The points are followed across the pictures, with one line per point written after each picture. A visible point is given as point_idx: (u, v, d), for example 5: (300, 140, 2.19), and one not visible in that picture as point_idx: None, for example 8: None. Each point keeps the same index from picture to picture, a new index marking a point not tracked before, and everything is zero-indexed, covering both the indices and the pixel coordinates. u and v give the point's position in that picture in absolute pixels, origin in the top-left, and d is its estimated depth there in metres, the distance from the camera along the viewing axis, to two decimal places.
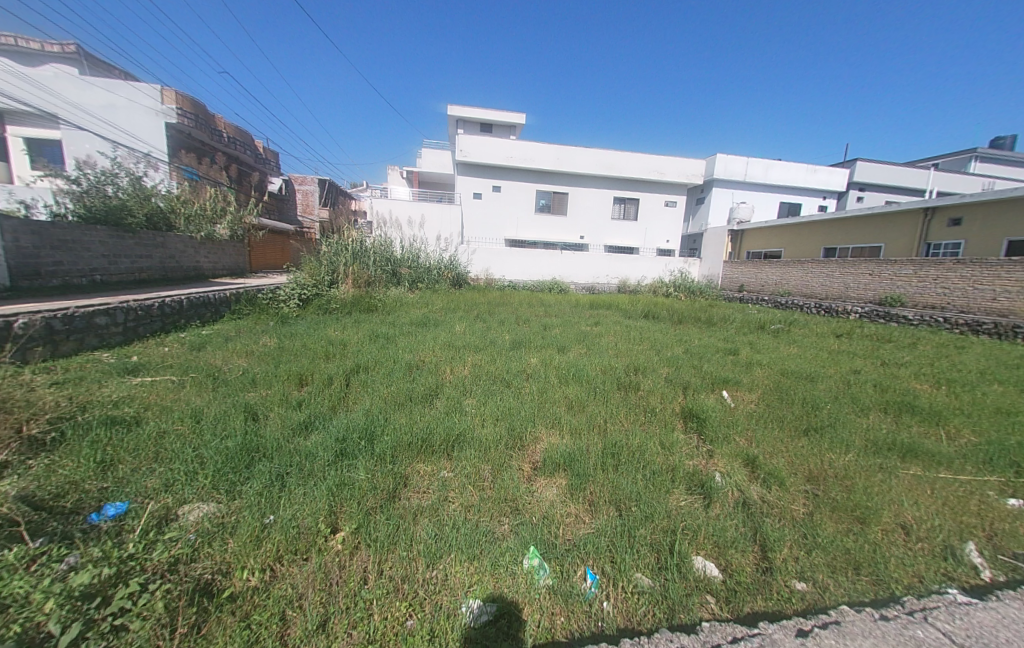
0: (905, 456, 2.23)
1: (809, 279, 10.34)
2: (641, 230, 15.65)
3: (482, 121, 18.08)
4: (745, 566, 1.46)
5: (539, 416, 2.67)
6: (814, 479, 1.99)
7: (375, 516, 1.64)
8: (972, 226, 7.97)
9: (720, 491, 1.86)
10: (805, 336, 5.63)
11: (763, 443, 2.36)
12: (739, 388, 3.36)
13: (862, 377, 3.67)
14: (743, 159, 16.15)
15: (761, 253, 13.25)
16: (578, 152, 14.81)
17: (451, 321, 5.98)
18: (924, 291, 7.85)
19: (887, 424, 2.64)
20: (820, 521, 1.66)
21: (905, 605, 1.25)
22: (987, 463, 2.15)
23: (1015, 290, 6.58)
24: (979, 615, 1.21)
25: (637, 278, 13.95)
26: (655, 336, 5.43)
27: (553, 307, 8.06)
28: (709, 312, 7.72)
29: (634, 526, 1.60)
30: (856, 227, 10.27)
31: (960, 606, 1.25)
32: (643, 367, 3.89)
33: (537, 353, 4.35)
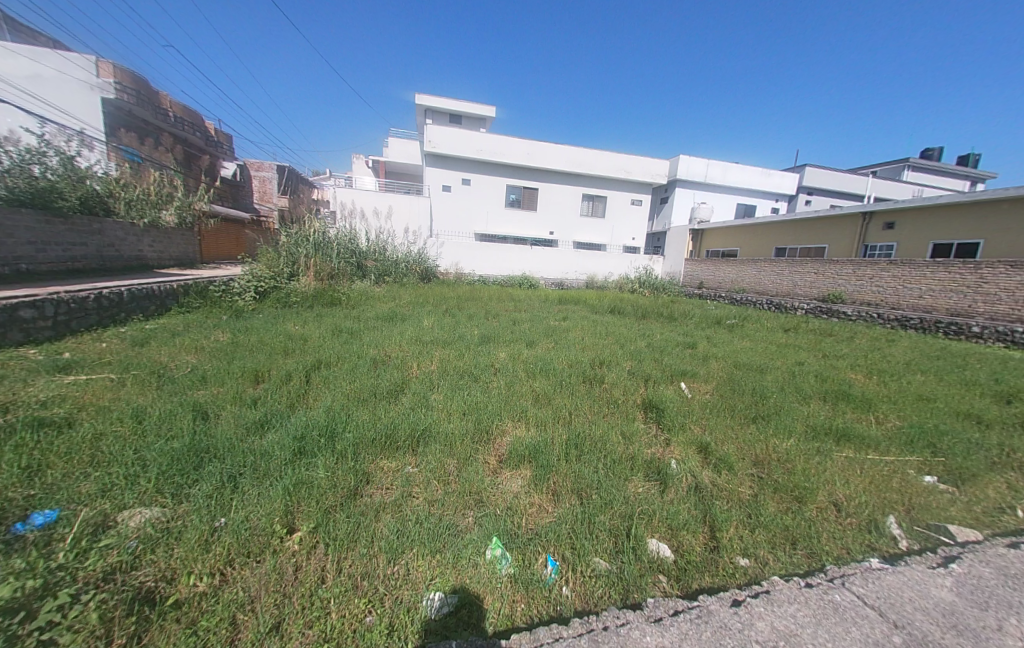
0: (841, 441, 2.44)
1: (761, 278, 11.00)
2: (608, 228, 16.03)
3: (451, 112, 17.75)
4: (695, 546, 1.56)
5: (506, 410, 2.69)
6: (761, 464, 2.14)
7: (335, 515, 1.59)
8: (904, 229, 8.79)
9: (675, 477, 1.96)
10: (756, 331, 5.99)
11: (715, 431, 2.51)
12: (696, 380, 3.55)
13: (805, 368, 3.95)
14: (704, 161, 16.85)
15: (719, 252, 13.94)
16: (549, 148, 14.91)
17: (419, 315, 5.86)
18: (861, 289, 8.56)
19: (825, 411, 2.87)
20: (763, 501, 1.80)
21: (826, 573, 1.36)
22: (909, 445, 2.39)
23: (937, 288, 7.32)
24: (889, 577, 1.32)
25: (605, 274, 14.28)
26: (620, 331, 5.59)
27: (522, 302, 8.08)
28: (672, 308, 8.03)
29: (595, 514, 1.65)
30: (804, 229, 11.02)
31: (874, 571, 1.36)
32: (607, 361, 4.00)
33: (505, 348, 4.35)
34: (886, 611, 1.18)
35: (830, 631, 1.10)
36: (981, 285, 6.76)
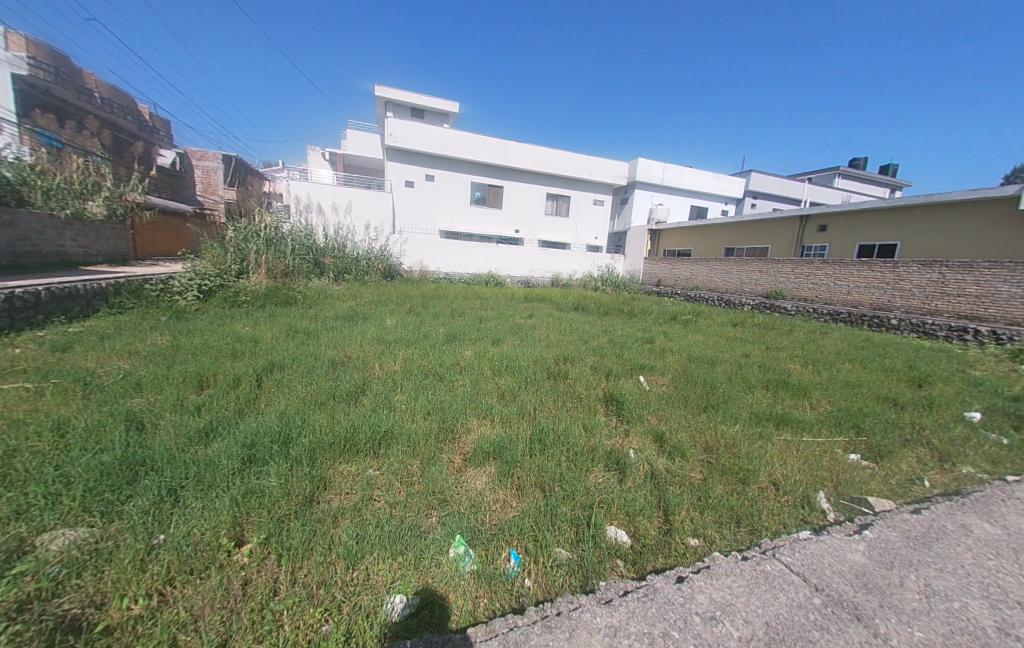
0: (780, 425, 2.66)
1: (713, 275, 11.68)
2: (572, 227, 16.37)
3: (413, 106, 17.34)
4: (651, 530, 1.64)
5: (471, 408, 2.68)
6: (710, 449, 2.29)
7: (289, 523, 1.52)
8: (835, 232, 9.67)
9: (633, 466, 2.06)
10: (708, 326, 6.35)
11: (670, 420, 2.66)
12: (654, 373, 3.72)
13: (750, 359, 4.26)
14: (661, 164, 17.60)
15: (675, 251, 14.63)
16: (512, 146, 14.97)
17: (381, 314, 5.70)
18: (799, 286, 9.31)
19: (767, 399, 3.12)
20: (711, 485, 1.92)
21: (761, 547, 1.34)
22: (837, 427, 2.65)
23: (862, 285, 8.10)
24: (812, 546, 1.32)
25: (569, 272, 14.56)
26: (583, 328, 5.73)
27: (488, 300, 8.07)
28: (632, 305, 8.35)
29: (557, 506, 1.69)
30: (750, 230, 11.82)
31: (801, 541, 1.37)
32: (571, 357, 4.10)
33: (471, 347, 4.32)
34: (813, 572, 1.21)
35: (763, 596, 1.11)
36: (898, 282, 7.56)
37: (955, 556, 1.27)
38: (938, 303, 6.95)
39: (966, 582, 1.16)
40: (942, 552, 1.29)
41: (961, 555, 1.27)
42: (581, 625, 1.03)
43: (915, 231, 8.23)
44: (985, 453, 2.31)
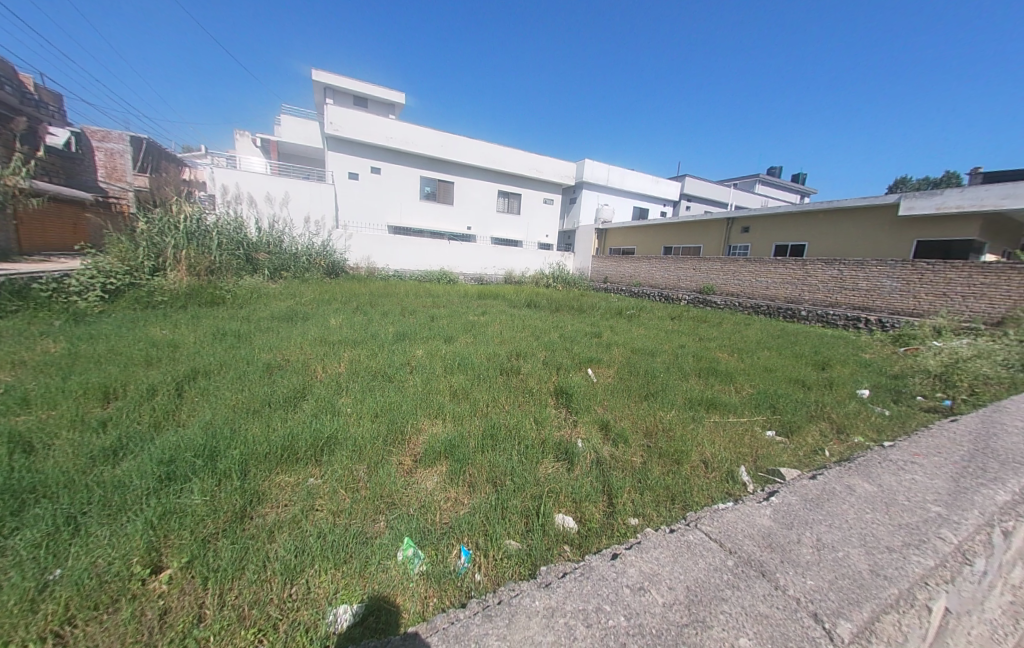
0: (710, 408, 2.92)
1: (653, 272, 12.38)
2: (523, 225, 16.58)
3: (356, 95, 16.47)
4: (596, 514, 1.72)
5: (421, 408, 2.62)
6: (650, 434, 2.46)
7: (216, 544, 1.40)
8: (756, 233, 10.70)
9: (580, 455, 2.15)
10: (650, 320, 6.75)
11: (615, 409, 2.80)
12: (601, 365, 3.89)
13: (686, 350, 4.62)
14: (606, 166, 18.36)
15: (620, 250, 15.36)
16: (462, 142, 14.80)
17: (324, 314, 5.38)
18: (727, 282, 10.18)
19: (699, 385, 3.41)
20: (650, 466, 2.07)
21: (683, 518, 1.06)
22: (757, 407, 2.96)
23: (779, 280, 9.05)
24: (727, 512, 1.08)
25: (521, 270, 14.73)
26: (535, 324, 5.84)
27: (440, 298, 7.90)
28: (581, 301, 8.63)
29: (508, 499, 1.72)
30: (686, 230, 12.71)
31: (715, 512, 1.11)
32: (523, 352, 4.17)
33: (422, 345, 4.22)
34: (713, 522, 0.96)
35: (683, 555, 0.83)
36: (807, 277, 8.54)
37: (834, 486, 1.14)
38: (838, 296, 7.98)
39: (843, 525, 0.96)
40: (820, 484, 1.15)
41: (835, 489, 1.12)
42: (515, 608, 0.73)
43: (820, 232, 9.37)
44: (870, 423, 2.71)
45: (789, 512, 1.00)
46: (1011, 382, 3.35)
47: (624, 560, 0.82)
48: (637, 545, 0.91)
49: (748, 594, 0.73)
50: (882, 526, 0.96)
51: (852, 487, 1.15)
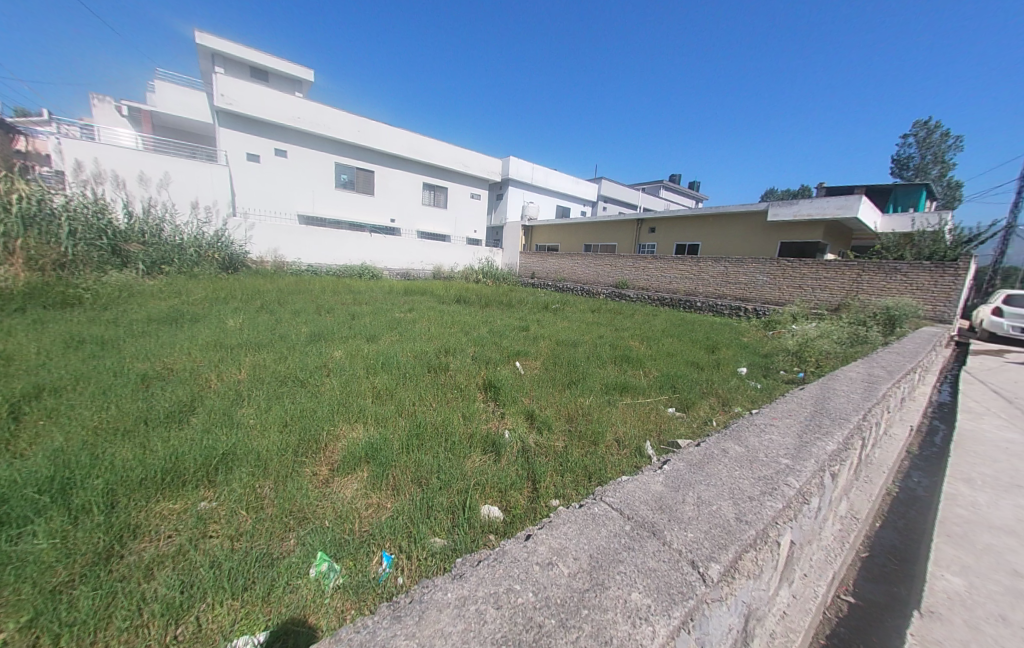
0: (623, 392, 3.19)
1: (575, 268, 13.06)
2: (450, 219, 16.33)
3: (254, 66, 14.61)
4: (521, 500, 1.76)
5: (339, 413, 2.44)
6: (572, 419, 2.62)
7: (71, 594, 1.16)
8: (662, 233, 11.89)
9: (506, 446, 2.20)
10: (573, 313, 7.13)
11: (540, 399, 2.92)
12: (528, 358, 4.02)
13: (604, 339, 4.98)
14: (530, 164, 18.87)
15: (546, 246, 15.94)
16: (382, 129, 14.04)
17: (221, 315, 4.71)
18: (638, 276, 11.15)
19: (615, 371, 3.71)
20: (570, 450, 2.20)
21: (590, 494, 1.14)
22: (662, 387, 3.31)
23: (680, 275, 10.17)
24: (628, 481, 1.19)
25: (450, 265, 14.48)
26: (463, 320, 5.78)
27: (363, 294, 7.43)
28: (510, 296, 8.77)
29: (433, 497, 1.70)
30: (603, 229, 13.63)
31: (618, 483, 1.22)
32: (452, 348, 4.11)
33: (341, 346, 3.94)
34: (617, 492, 1.07)
35: (588, 525, 0.90)
36: (702, 272, 9.72)
37: (714, 450, 1.33)
38: (724, 289, 9.25)
39: (718, 482, 1.12)
40: (703, 449, 1.34)
41: (714, 452, 1.31)
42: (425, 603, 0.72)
43: (711, 234, 10.74)
44: (746, 395, 3.21)
45: (677, 476, 1.15)
46: (842, 356, 4.22)
47: (536, 539, 0.86)
48: (552, 522, 0.97)
49: (640, 554, 0.81)
50: (744, 478, 1.15)
51: (725, 448, 1.35)
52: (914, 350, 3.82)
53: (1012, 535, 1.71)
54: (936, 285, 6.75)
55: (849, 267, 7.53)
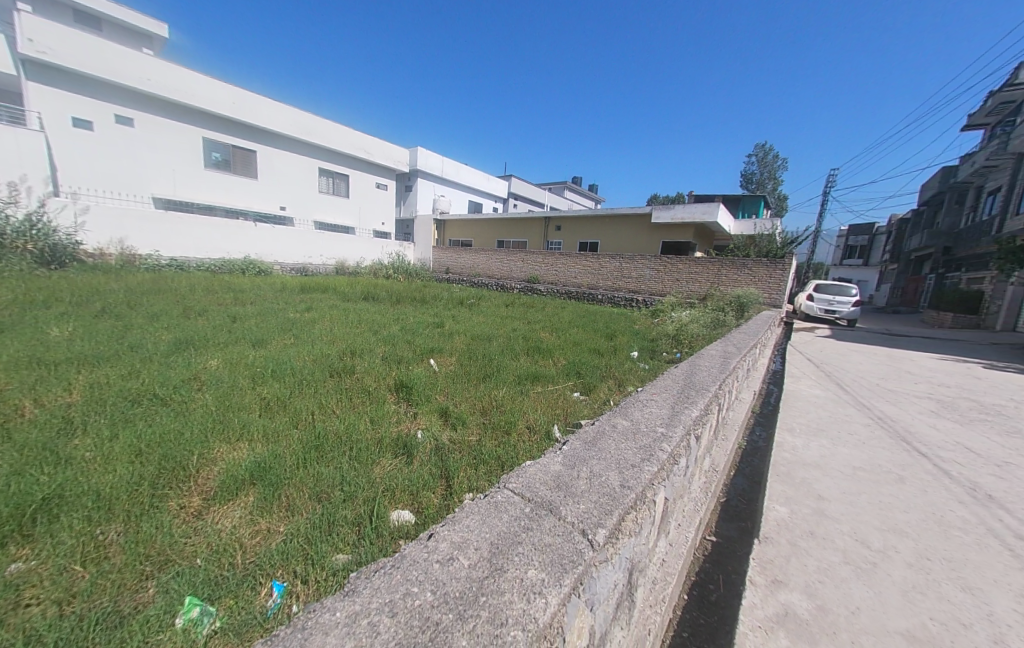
0: (534, 381, 3.33)
1: (488, 263, 13.16)
2: (353, 211, 15.20)
3: (79, 9, 11.60)
4: (434, 499, 1.72)
5: (216, 432, 2.09)
6: (486, 412, 2.65)
7: None
8: (567, 231, 12.67)
9: (418, 446, 2.13)
10: (487, 308, 7.21)
11: (454, 395, 2.89)
12: (442, 355, 3.94)
13: (517, 332, 5.14)
14: (440, 157, 18.48)
15: (459, 241, 15.80)
16: (265, 105, 12.39)
17: (36, 323, 3.65)
18: (547, 271, 11.70)
19: (528, 362, 3.85)
20: (485, 442, 2.22)
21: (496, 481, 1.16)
22: (569, 374, 3.55)
23: (584, 270, 10.95)
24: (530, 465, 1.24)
25: (356, 260, 13.47)
26: (371, 318, 5.42)
27: (247, 294, 6.44)
28: (423, 292, 8.49)
29: (334, 512, 1.56)
30: (514, 226, 14.01)
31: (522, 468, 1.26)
32: (358, 349, 3.83)
33: (219, 353, 3.38)
34: (519, 479, 1.11)
35: (489, 514, 0.92)
36: (602, 267, 10.60)
37: (605, 426, 1.47)
38: (621, 282, 10.25)
39: (607, 455, 1.23)
40: (597, 426, 1.48)
41: (605, 428, 1.45)
42: (309, 627, 0.66)
43: (609, 233, 11.80)
44: (638, 376, 3.61)
45: (574, 455, 1.23)
46: (708, 338, 5.02)
47: (437, 537, 0.85)
48: (455, 517, 0.96)
49: (537, 532, 0.86)
50: (628, 448, 1.29)
51: (614, 423, 1.51)
52: (756, 330, 4.72)
53: (817, 468, 2.23)
54: (772, 277, 8.41)
55: (714, 263, 8.96)
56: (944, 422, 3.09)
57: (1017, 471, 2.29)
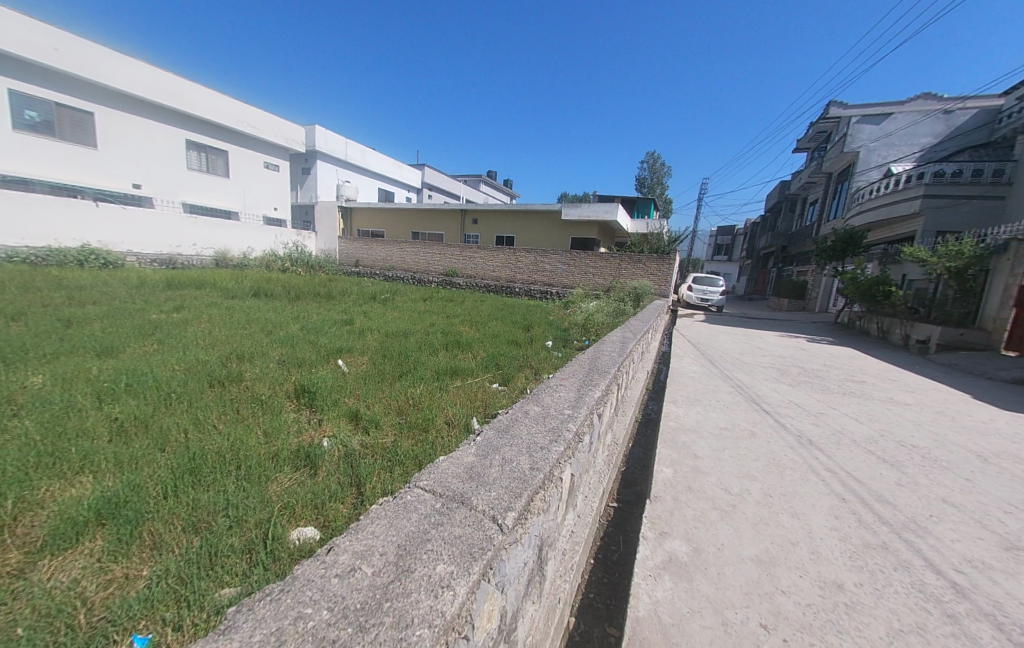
0: (453, 376, 3.29)
1: (403, 256, 12.53)
2: (235, 194, 13.21)
3: None
4: (342, 509, 1.59)
5: (40, 469, 1.63)
6: (402, 411, 2.55)
7: None
8: (483, 224, 12.70)
9: (324, 455, 1.95)
10: (402, 303, 6.88)
11: (365, 396, 2.71)
12: (352, 354, 3.66)
13: (435, 327, 5.00)
14: (342, 140, 16.99)
15: (369, 232, 14.78)
16: (104, 56, 9.98)
17: None
18: (464, 265, 11.58)
19: (447, 357, 3.78)
20: (400, 443, 2.13)
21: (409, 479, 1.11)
22: (488, 366, 3.58)
23: (500, 264, 11.08)
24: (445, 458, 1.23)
25: (242, 250, 11.73)
26: (264, 317, 4.78)
27: (89, 292, 5.15)
28: (328, 287, 7.74)
29: (217, 542, 1.34)
30: (429, 218, 13.58)
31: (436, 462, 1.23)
32: (247, 353, 3.33)
33: (44, 367, 2.65)
34: (430, 474, 1.09)
35: (398, 515, 0.89)
36: (518, 261, 10.87)
37: (518, 413, 1.52)
38: (536, 276, 10.64)
39: (519, 441, 1.28)
40: (510, 414, 1.52)
41: (518, 415, 1.50)
42: None
43: (524, 227, 12.15)
44: (552, 364, 3.81)
45: (487, 444, 1.25)
46: (612, 326, 5.52)
47: (337, 549, 0.79)
48: (358, 525, 0.90)
49: (448, 526, 0.85)
50: (538, 432, 1.35)
51: (527, 409, 1.57)
52: (650, 317, 5.33)
53: (694, 432, 2.62)
54: (662, 270, 9.55)
55: (616, 258, 9.84)
56: (782, 385, 3.88)
57: (826, 419, 2.99)
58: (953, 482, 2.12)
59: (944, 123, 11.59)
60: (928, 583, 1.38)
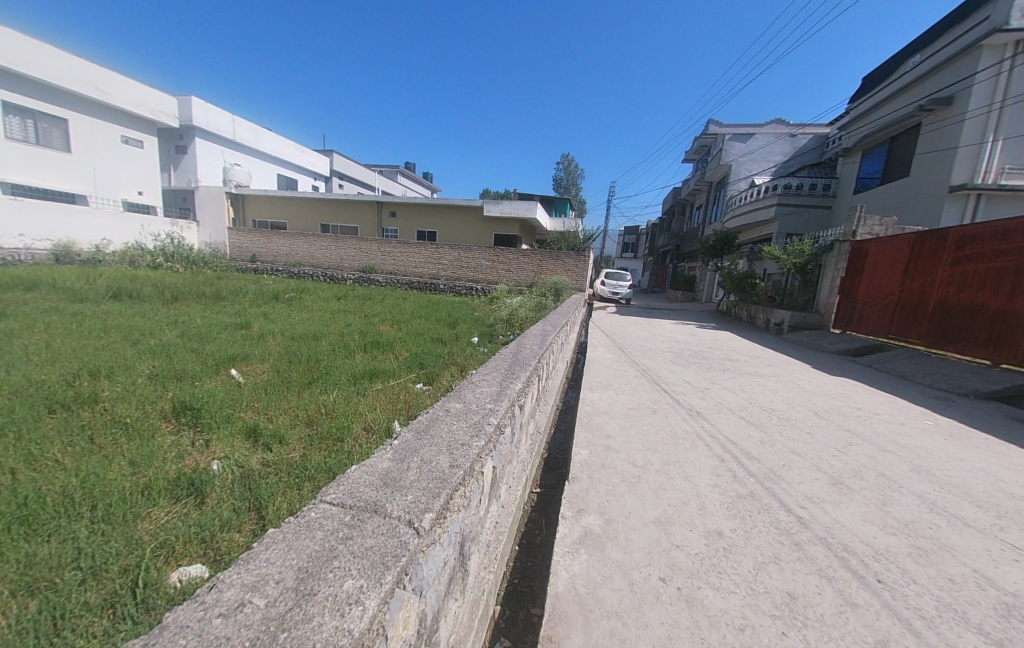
0: (372, 378, 3.11)
1: (311, 251, 11.41)
2: (79, 174, 10.69)
3: None
4: (237, 540, 1.40)
5: None
6: (312, 421, 2.32)
7: None
8: (401, 218, 12.14)
9: (214, 480, 1.69)
10: (311, 303, 6.25)
11: (267, 409, 2.41)
12: (249, 363, 3.22)
13: (350, 328, 4.66)
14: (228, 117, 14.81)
15: (268, 223, 13.15)
16: None
17: None
18: (383, 262, 10.95)
19: (364, 359, 3.55)
20: (310, 456, 1.94)
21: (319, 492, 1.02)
22: (411, 366, 3.44)
23: (420, 260, 10.73)
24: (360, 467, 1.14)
25: (93, 242, 9.48)
26: (127, 323, 3.95)
27: None
28: (217, 286, 6.70)
29: (64, 602, 1.08)
30: (340, 209, 12.56)
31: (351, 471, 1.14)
32: (104, 370, 2.72)
33: None
34: (340, 486, 1.01)
35: (298, 537, 0.81)
36: (440, 257, 10.60)
37: (438, 412, 1.49)
38: (459, 272, 10.51)
39: (438, 440, 1.25)
40: (430, 414, 1.48)
41: (438, 414, 1.47)
42: None
43: (445, 223, 11.92)
44: (477, 360, 3.81)
45: (404, 448, 1.20)
46: (534, 320, 5.71)
47: (221, 586, 0.69)
48: (253, 553, 0.80)
49: (358, 538, 0.80)
50: (459, 429, 1.34)
51: (448, 407, 1.54)
52: (567, 311, 5.65)
53: (606, 413, 2.85)
54: (579, 266, 10.16)
55: (537, 255, 10.19)
56: (678, 367, 4.43)
57: (710, 392, 3.50)
58: (798, 436, 2.64)
59: (790, 145, 14.16)
60: (782, 520, 1.70)
